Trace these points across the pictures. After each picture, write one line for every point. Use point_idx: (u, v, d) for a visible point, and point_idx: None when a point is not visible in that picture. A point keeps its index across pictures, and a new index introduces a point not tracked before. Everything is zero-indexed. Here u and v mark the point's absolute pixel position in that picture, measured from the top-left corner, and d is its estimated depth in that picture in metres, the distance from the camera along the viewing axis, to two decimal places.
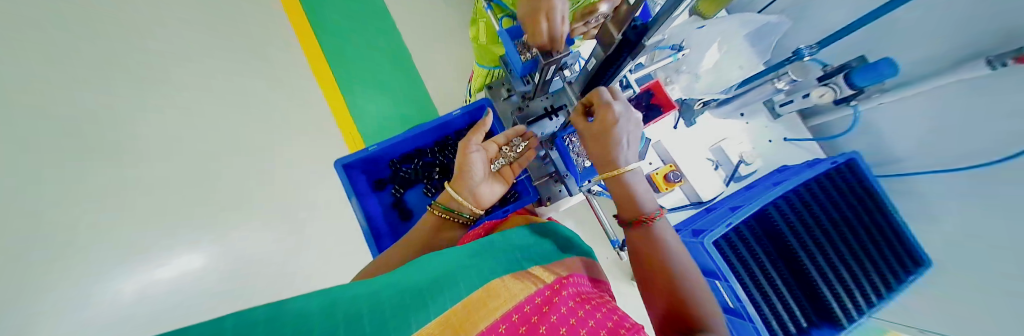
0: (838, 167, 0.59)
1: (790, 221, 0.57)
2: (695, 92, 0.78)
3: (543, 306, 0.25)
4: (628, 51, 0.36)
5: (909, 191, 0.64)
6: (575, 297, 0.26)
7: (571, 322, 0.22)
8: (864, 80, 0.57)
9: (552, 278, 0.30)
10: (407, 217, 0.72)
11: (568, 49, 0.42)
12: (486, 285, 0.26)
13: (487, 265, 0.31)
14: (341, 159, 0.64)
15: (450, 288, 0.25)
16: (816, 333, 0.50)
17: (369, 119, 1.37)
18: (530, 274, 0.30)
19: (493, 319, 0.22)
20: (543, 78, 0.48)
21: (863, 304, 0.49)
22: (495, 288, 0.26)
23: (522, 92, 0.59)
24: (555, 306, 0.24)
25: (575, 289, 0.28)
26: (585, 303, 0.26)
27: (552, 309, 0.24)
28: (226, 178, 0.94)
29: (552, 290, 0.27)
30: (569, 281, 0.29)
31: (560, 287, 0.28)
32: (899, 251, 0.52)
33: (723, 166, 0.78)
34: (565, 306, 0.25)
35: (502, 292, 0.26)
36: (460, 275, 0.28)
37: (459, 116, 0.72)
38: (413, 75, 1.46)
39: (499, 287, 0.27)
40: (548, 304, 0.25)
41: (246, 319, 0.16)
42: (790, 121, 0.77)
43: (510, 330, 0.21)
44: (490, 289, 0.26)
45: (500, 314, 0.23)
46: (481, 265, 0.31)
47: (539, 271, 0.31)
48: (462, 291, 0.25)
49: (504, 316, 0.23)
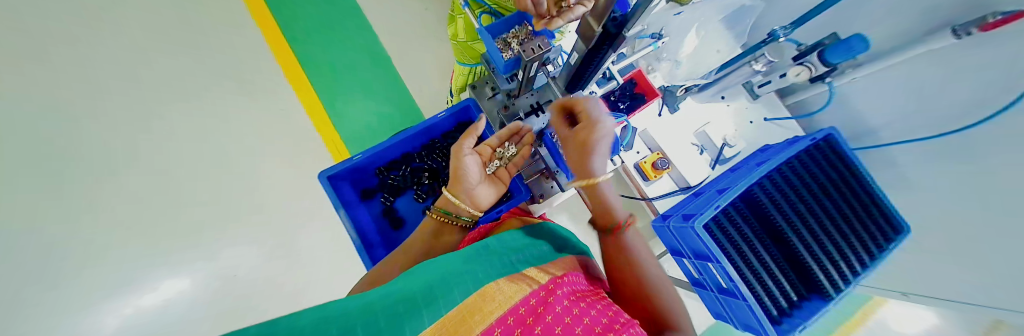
0: (817, 143, 0.61)
1: (775, 200, 0.58)
2: (677, 79, 0.82)
3: (538, 307, 0.24)
4: (609, 43, 0.36)
5: (887, 161, 0.67)
6: (570, 295, 0.26)
7: (567, 321, 0.22)
8: (837, 56, 0.58)
9: (547, 278, 0.30)
10: (399, 226, 0.71)
11: (549, 44, 0.42)
12: (480, 289, 0.26)
13: (482, 270, 0.31)
14: (325, 171, 0.62)
15: (445, 294, 0.25)
16: (807, 305, 0.52)
17: (352, 125, 1.32)
18: (525, 276, 0.30)
19: (488, 323, 0.22)
20: (527, 75, 0.47)
21: (849, 274, 0.51)
22: (489, 292, 0.26)
23: (506, 90, 0.58)
24: (550, 306, 0.24)
25: (571, 288, 0.28)
26: (580, 301, 0.26)
27: (547, 310, 0.24)
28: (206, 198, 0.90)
29: (547, 291, 0.27)
30: (564, 280, 0.29)
31: (555, 286, 0.28)
32: (879, 220, 0.54)
33: (708, 150, 0.79)
34: (560, 305, 0.25)
35: (497, 296, 0.25)
36: (455, 281, 0.28)
37: (444, 118, 0.71)
38: (394, 77, 1.43)
39: (494, 291, 0.26)
40: (543, 304, 0.25)
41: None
42: (769, 101, 0.79)
43: (506, 332, 0.21)
44: (485, 294, 0.26)
45: (496, 317, 0.23)
46: (476, 270, 0.31)
47: (534, 272, 0.31)
48: (457, 297, 0.25)
49: (499, 320, 0.22)
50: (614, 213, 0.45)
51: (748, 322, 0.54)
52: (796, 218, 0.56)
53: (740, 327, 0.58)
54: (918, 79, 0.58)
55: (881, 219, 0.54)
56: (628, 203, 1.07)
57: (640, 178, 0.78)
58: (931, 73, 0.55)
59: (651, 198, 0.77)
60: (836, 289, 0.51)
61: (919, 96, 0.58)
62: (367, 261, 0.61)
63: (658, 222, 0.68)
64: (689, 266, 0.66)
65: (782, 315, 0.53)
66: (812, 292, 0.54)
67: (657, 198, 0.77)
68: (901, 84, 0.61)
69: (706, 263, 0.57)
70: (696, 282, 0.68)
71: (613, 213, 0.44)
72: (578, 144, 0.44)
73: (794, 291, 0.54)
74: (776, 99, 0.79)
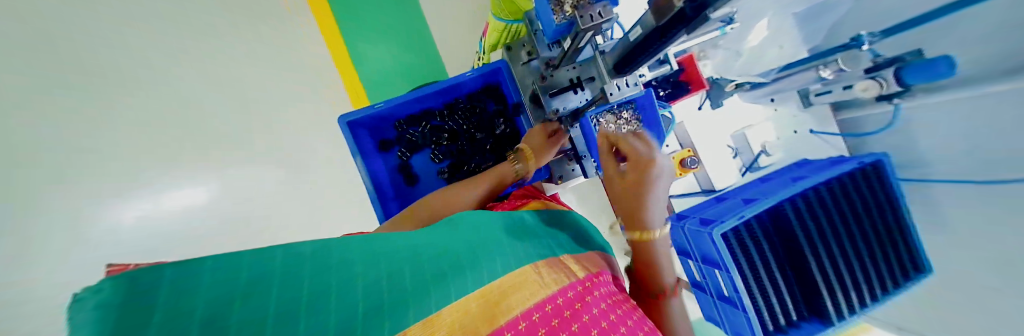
0: (863, 167, 0.55)
1: (805, 221, 0.54)
2: (733, 72, 0.76)
3: (575, 303, 0.26)
4: (680, 27, 0.32)
5: (928, 197, 0.61)
6: (606, 298, 0.28)
7: (603, 325, 0.24)
8: (918, 76, 0.50)
9: (584, 274, 0.31)
10: (413, 182, 0.71)
11: (612, 13, 0.36)
12: (514, 271, 0.28)
13: (515, 250, 0.31)
14: (345, 115, 0.61)
15: (473, 269, 0.26)
16: (804, 326, 0.53)
17: (370, 69, 1.28)
18: (562, 264, 0.31)
19: (525, 307, 0.24)
20: (576, 45, 0.43)
21: (857, 305, 0.51)
22: (528, 278, 0.27)
23: (546, 58, 0.53)
24: (587, 305, 0.26)
25: (606, 290, 0.29)
26: (615, 306, 0.27)
27: (584, 308, 0.25)
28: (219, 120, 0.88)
29: (584, 288, 0.28)
30: (599, 280, 0.30)
31: (592, 285, 0.29)
32: (904, 259, 0.53)
33: (742, 155, 0.75)
34: (597, 307, 0.26)
35: (534, 284, 0.27)
36: (487, 259, 0.28)
37: (472, 78, 0.67)
38: (417, 20, 1.33)
39: (531, 276, 0.28)
40: (580, 301, 0.26)
41: (281, 280, 0.19)
42: (821, 112, 0.72)
43: (541, 322, 0.23)
44: (521, 279, 0.27)
45: (534, 303, 0.24)
46: (508, 249, 0.31)
47: (570, 263, 0.32)
48: (484, 278, 0.26)
49: (537, 306, 0.24)
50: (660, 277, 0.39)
51: (739, 330, 0.56)
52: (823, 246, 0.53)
53: (730, 332, 0.59)
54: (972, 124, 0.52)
55: (907, 257, 0.52)
56: None
57: None
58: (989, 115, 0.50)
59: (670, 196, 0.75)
60: (839, 317, 0.51)
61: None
62: (379, 212, 0.62)
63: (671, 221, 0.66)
64: (693, 268, 0.65)
65: (778, 330, 0.53)
66: (813, 314, 0.53)
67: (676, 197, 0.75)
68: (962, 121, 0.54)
69: (713, 268, 0.56)
70: (695, 284, 0.68)
71: (664, 274, 0.39)
72: (624, 190, 0.38)
73: (795, 311, 0.53)
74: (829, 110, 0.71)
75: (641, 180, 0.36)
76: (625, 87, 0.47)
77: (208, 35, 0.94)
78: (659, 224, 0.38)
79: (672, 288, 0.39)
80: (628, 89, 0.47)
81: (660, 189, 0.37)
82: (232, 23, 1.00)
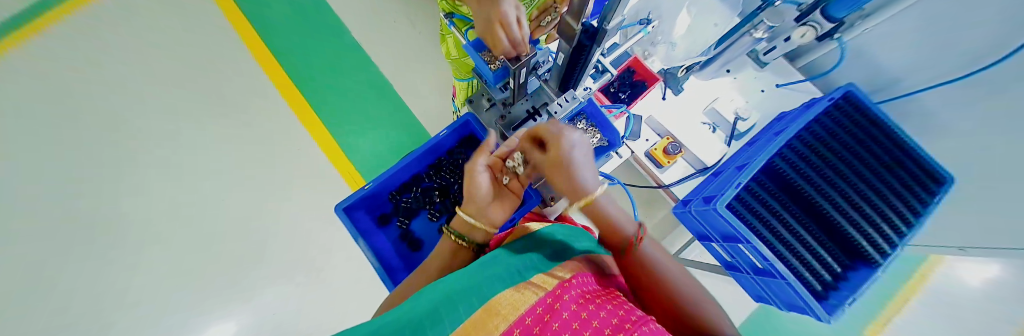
0: (836, 102, 0.58)
1: (800, 170, 0.55)
2: (676, 59, 0.82)
3: (545, 315, 0.24)
4: (590, 42, 0.37)
5: (916, 110, 0.61)
6: (578, 298, 0.26)
7: (574, 326, 0.22)
8: (843, 9, 0.51)
9: (555, 283, 0.29)
10: (418, 247, 0.72)
11: (534, 48, 0.42)
12: (486, 302, 0.26)
13: (489, 282, 0.31)
14: (341, 202, 0.64)
15: (450, 314, 0.25)
16: (852, 277, 0.48)
17: (363, 154, 1.33)
18: (532, 284, 0.30)
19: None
20: (517, 81, 0.48)
21: (894, 236, 0.47)
22: (495, 304, 0.26)
23: (501, 99, 0.60)
24: (557, 313, 0.24)
25: (579, 291, 0.28)
26: (588, 303, 0.26)
27: (553, 316, 0.24)
28: (243, 256, 1.12)
29: (553, 297, 0.27)
30: (571, 284, 0.29)
31: (562, 291, 0.28)
32: (918, 171, 0.49)
33: (721, 127, 0.77)
34: (568, 310, 0.25)
35: (500, 309, 0.25)
36: (459, 299, 0.27)
37: (447, 136, 0.73)
38: (394, 100, 1.43)
39: (500, 303, 0.26)
40: (550, 311, 0.25)
41: None
42: (778, 67, 0.75)
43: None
44: (491, 308, 0.26)
45: (502, 329, 0.23)
46: (481, 283, 0.30)
47: (541, 278, 0.31)
48: (462, 314, 0.25)
49: (508, 331, 0.23)
50: (622, 232, 0.41)
51: (790, 301, 0.51)
52: (825, 183, 0.52)
53: (785, 308, 0.55)
54: (932, 22, 0.53)
55: (921, 171, 0.49)
56: (644, 194, 1.06)
57: (652, 165, 0.76)
58: (944, 13, 0.51)
59: (667, 185, 0.74)
60: (882, 254, 0.47)
61: (927, 41, 0.55)
62: (388, 282, 0.61)
63: (679, 209, 0.65)
64: (719, 249, 0.63)
65: (827, 289, 0.49)
66: (856, 260, 0.49)
67: (673, 184, 0.75)
68: (916, 27, 0.56)
69: (736, 244, 0.54)
70: (730, 267, 0.64)
71: (621, 226, 0.42)
72: (555, 170, 0.43)
73: (835, 261, 0.50)
74: (785, 63, 0.75)
75: (560, 156, 0.42)
76: (566, 102, 0.53)
77: (228, 187, 1.19)
78: (593, 187, 0.41)
79: (637, 238, 0.39)
80: (568, 104, 0.54)
81: (577, 158, 0.42)
82: (240, 167, 1.23)
